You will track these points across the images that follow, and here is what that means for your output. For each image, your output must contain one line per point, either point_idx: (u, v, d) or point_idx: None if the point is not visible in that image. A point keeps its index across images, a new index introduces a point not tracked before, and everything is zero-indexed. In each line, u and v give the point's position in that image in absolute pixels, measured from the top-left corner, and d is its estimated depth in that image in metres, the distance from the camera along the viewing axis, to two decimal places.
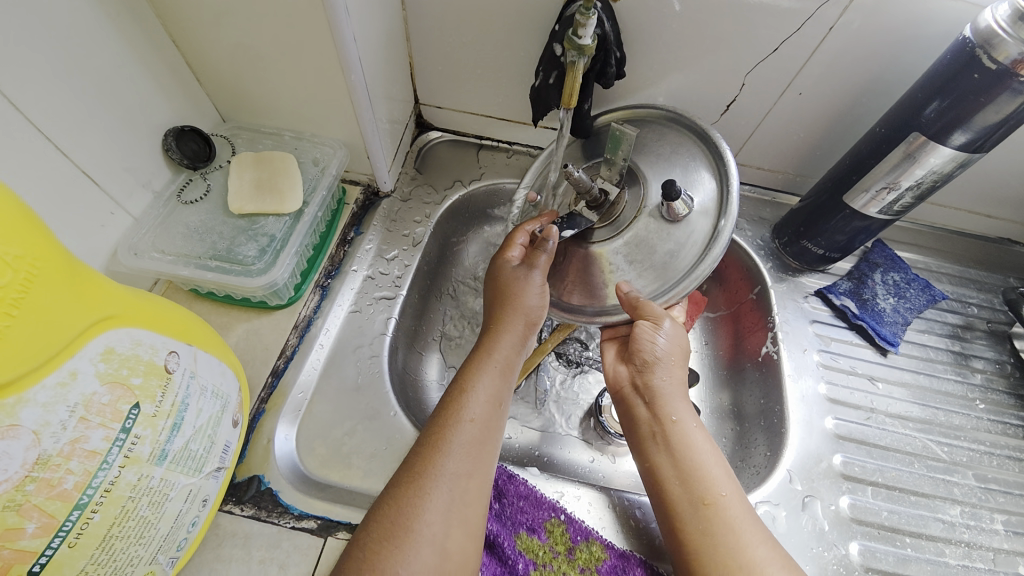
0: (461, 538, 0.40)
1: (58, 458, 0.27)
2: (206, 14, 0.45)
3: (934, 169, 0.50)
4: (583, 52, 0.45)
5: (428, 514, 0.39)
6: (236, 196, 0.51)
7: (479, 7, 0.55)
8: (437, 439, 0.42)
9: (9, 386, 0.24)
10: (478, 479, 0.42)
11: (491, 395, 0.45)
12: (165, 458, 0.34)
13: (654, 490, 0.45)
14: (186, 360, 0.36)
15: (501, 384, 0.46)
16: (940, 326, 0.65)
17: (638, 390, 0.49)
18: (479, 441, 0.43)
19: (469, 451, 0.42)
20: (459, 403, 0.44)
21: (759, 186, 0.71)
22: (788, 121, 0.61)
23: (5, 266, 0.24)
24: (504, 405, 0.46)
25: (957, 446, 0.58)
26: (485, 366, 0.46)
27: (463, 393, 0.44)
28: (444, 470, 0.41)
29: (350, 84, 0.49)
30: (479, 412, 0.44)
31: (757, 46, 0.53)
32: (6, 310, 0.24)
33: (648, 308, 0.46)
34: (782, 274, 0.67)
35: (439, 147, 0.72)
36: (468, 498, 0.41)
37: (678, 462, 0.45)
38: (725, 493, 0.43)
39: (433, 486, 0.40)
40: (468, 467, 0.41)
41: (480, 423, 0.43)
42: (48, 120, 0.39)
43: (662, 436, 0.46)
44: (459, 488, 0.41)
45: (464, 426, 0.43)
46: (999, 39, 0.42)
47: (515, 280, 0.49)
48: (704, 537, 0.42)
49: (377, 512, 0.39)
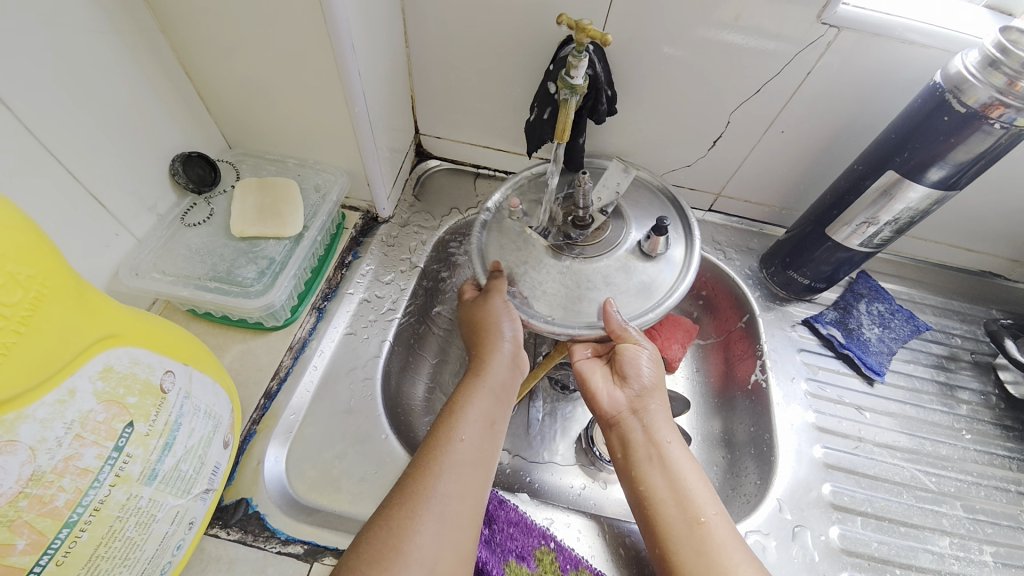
0: (450, 562, 0.39)
1: (51, 475, 0.27)
2: (218, 48, 0.47)
3: (911, 205, 0.53)
4: (575, 91, 0.48)
5: (419, 535, 0.39)
6: (238, 220, 0.53)
7: (478, 46, 0.58)
8: (431, 458, 0.43)
9: (12, 402, 0.25)
10: (470, 500, 0.42)
11: (483, 416, 0.47)
12: (155, 477, 0.34)
13: (647, 513, 0.45)
14: (181, 380, 0.36)
15: (493, 406, 0.48)
16: (925, 356, 0.67)
17: (635, 414, 0.49)
18: (473, 461, 0.44)
19: (464, 471, 0.43)
20: (453, 423, 0.46)
21: (747, 218, 0.74)
22: (772, 157, 0.64)
23: (17, 285, 0.25)
24: (499, 428, 0.48)
25: (946, 476, 0.59)
26: (477, 390, 0.49)
27: (456, 416, 0.46)
28: (438, 489, 0.41)
29: (353, 115, 0.51)
30: (470, 433, 0.45)
31: (740, 86, 0.56)
32: (14, 328, 0.25)
33: (630, 334, 0.50)
34: (770, 303, 0.69)
35: (437, 175, 0.74)
36: (461, 521, 0.41)
37: (672, 483, 0.45)
38: (717, 514, 0.44)
39: (427, 504, 0.40)
40: (460, 489, 0.42)
41: (473, 443, 0.45)
42: (61, 143, 0.41)
43: (654, 458, 0.47)
44: (451, 510, 0.41)
45: (456, 445, 0.44)
46: (969, 83, 0.45)
47: (485, 308, 0.53)
48: (700, 556, 0.41)
49: (366, 539, 0.39)
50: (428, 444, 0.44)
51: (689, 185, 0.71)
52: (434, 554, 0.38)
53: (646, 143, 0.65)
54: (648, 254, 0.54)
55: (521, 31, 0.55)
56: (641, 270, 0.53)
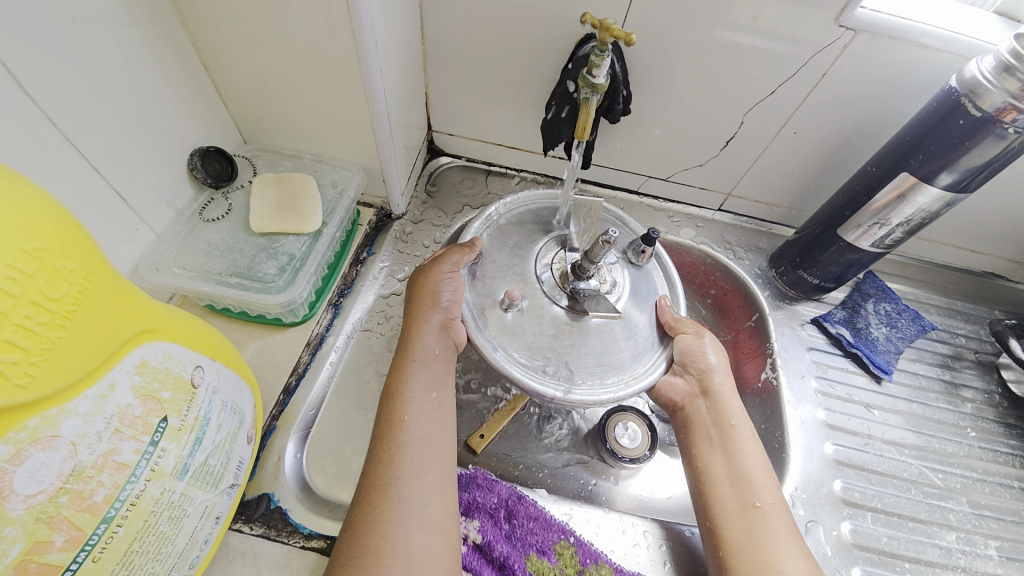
0: (427, 538, 0.40)
1: (91, 470, 0.27)
2: (239, 43, 0.47)
3: (923, 208, 0.53)
4: (596, 90, 0.48)
5: (385, 525, 0.39)
6: (258, 215, 0.53)
7: (495, 44, 0.58)
8: (384, 445, 0.43)
9: (57, 397, 0.25)
10: (433, 475, 0.42)
11: (425, 392, 0.46)
12: (187, 472, 0.34)
13: (701, 488, 0.46)
14: (210, 375, 0.36)
15: (431, 378, 0.46)
16: (930, 355, 0.68)
17: (699, 395, 0.50)
18: (423, 436, 0.44)
19: (416, 449, 0.43)
20: (397, 404, 0.45)
21: (756, 218, 0.75)
22: (783, 158, 0.64)
23: (62, 280, 0.25)
24: (445, 398, 0.47)
25: (952, 472, 0.60)
26: (409, 366, 0.46)
27: (396, 399, 0.45)
28: (393, 477, 0.41)
29: (372, 111, 0.51)
30: (415, 410, 0.44)
31: (756, 87, 0.57)
32: (59, 322, 0.25)
33: (687, 323, 0.51)
34: (779, 302, 0.70)
35: (449, 172, 0.74)
36: (427, 499, 0.41)
37: (733, 466, 0.46)
38: (773, 501, 0.44)
39: (388, 492, 0.41)
40: (418, 470, 0.42)
41: (421, 418, 0.44)
42: (83, 137, 0.41)
43: (719, 438, 0.47)
44: (413, 492, 0.41)
45: (403, 427, 0.43)
46: (983, 88, 0.46)
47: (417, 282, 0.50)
48: (750, 536, 0.43)
49: (343, 538, 0.39)
50: (380, 431, 0.44)
51: (700, 185, 0.71)
52: (409, 536, 0.39)
53: (659, 143, 0.66)
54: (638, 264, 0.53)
55: (538, 29, 0.55)
56: (644, 280, 0.53)
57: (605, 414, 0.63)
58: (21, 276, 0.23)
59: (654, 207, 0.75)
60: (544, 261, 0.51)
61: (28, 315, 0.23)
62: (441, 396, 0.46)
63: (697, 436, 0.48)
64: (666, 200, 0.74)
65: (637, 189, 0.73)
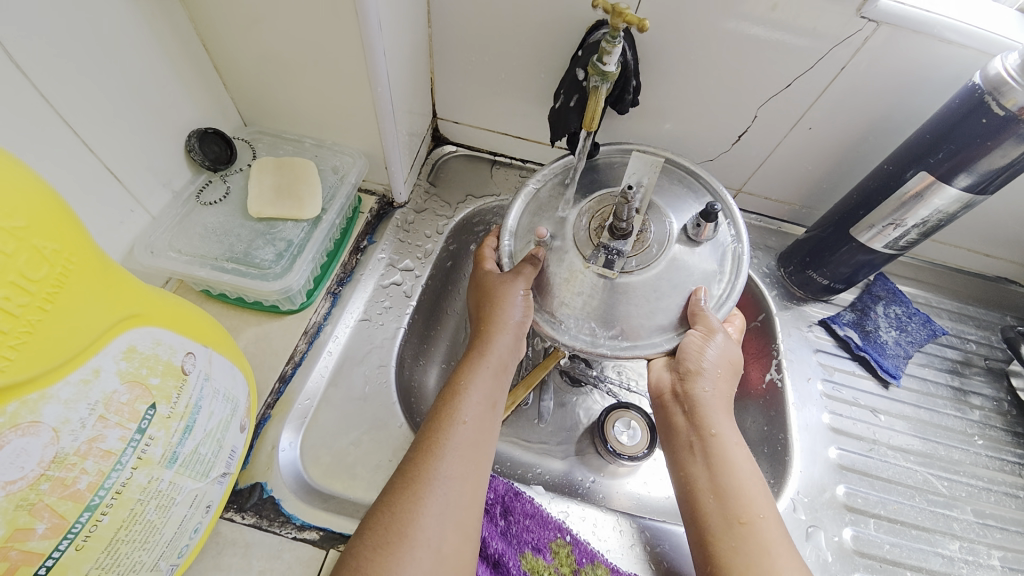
0: (457, 541, 0.38)
1: (74, 457, 0.26)
2: (239, 21, 0.46)
3: (940, 209, 0.52)
4: (606, 78, 0.46)
5: (423, 517, 0.38)
6: (256, 200, 0.51)
7: (503, 30, 0.57)
8: (436, 439, 0.42)
9: (38, 380, 0.24)
10: (474, 481, 0.41)
11: (485, 398, 0.45)
12: (175, 461, 0.33)
13: (685, 501, 0.45)
14: (201, 362, 0.35)
15: (494, 387, 0.46)
16: (939, 360, 0.66)
17: (678, 398, 0.48)
18: (474, 442, 0.42)
19: (467, 453, 0.41)
20: (455, 405, 0.44)
21: (765, 216, 0.73)
22: (796, 154, 0.62)
23: (43, 260, 0.24)
24: (500, 411, 0.46)
25: (957, 481, 0.59)
26: (477, 369, 0.46)
27: (454, 397, 0.44)
28: (438, 473, 0.40)
29: (375, 95, 0.50)
30: (473, 414, 0.44)
31: (770, 81, 0.55)
32: (40, 304, 0.24)
33: (704, 317, 0.47)
34: (787, 302, 0.68)
35: (453, 161, 0.73)
36: (463, 501, 0.40)
37: (716, 477, 0.44)
38: (760, 516, 0.42)
39: (429, 486, 0.39)
40: (462, 470, 0.41)
41: (476, 424, 0.43)
42: (76, 115, 0.39)
43: (704, 449, 0.45)
44: (454, 491, 0.40)
45: (459, 428, 0.42)
46: (1008, 86, 0.44)
47: (500, 284, 0.49)
48: (737, 553, 0.40)
49: (370, 524, 0.38)
50: (432, 425, 0.43)
51: None
52: (442, 532, 0.38)
53: (669, 137, 0.64)
54: (696, 240, 0.50)
55: (548, 14, 0.54)
56: (701, 259, 0.50)
57: (604, 411, 0.62)
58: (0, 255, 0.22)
59: None
60: (589, 212, 0.51)
61: (9, 296, 0.22)
62: (495, 406, 0.45)
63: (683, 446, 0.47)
64: None
65: None
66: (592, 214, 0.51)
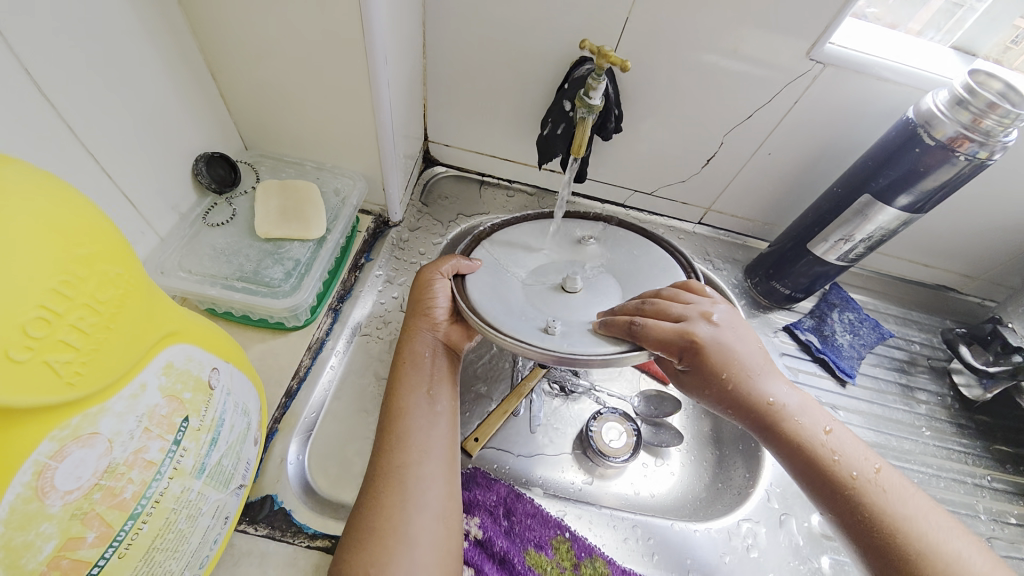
0: (434, 526, 0.40)
1: (123, 467, 0.28)
2: (250, 53, 0.49)
3: (882, 226, 0.59)
4: (592, 110, 0.52)
5: (392, 509, 0.40)
6: (263, 221, 0.53)
7: (493, 62, 0.61)
8: (385, 441, 0.43)
9: (103, 394, 0.26)
10: (435, 466, 0.43)
11: (422, 389, 0.46)
12: (203, 471, 0.35)
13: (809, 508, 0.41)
14: (224, 377, 0.37)
15: (432, 378, 0.47)
16: (888, 360, 0.74)
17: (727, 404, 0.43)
18: (430, 427, 0.44)
19: (416, 442, 0.43)
20: (396, 402, 0.45)
21: (732, 232, 0.80)
22: (759, 176, 0.69)
23: (109, 283, 0.25)
24: (445, 395, 0.47)
25: (909, 468, 0.66)
26: (411, 365, 0.47)
27: (395, 398, 0.45)
28: (394, 467, 0.42)
29: (378, 122, 0.53)
30: (413, 407, 0.44)
31: (735, 111, 0.61)
32: (105, 324, 0.25)
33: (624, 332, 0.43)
34: (753, 311, 0.75)
35: (443, 182, 0.77)
36: (430, 487, 0.42)
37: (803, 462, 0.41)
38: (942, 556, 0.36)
39: (392, 478, 0.41)
40: (415, 459, 0.42)
41: (419, 414, 0.44)
42: (97, 142, 0.41)
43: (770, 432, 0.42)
44: (419, 480, 0.41)
45: (400, 423, 0.44)
46: (939, 119, 0.51)
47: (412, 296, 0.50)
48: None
49: (353, 523, 0.40)
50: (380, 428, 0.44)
51: (682, 200, 0.76)
52: (415, 520, 0.40)
53: (647, 161, 0.70)
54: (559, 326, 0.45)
55: (536, 49, 0.59)
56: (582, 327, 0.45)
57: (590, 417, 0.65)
58: (75, 279, 0.23)
59: (640, 219, 0.79)
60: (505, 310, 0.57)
61: (80, 317, 0.24)
62: (438, 392, 0.46)
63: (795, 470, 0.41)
64: (651, 213, 0.79)
65: (623, 203, 0.77)
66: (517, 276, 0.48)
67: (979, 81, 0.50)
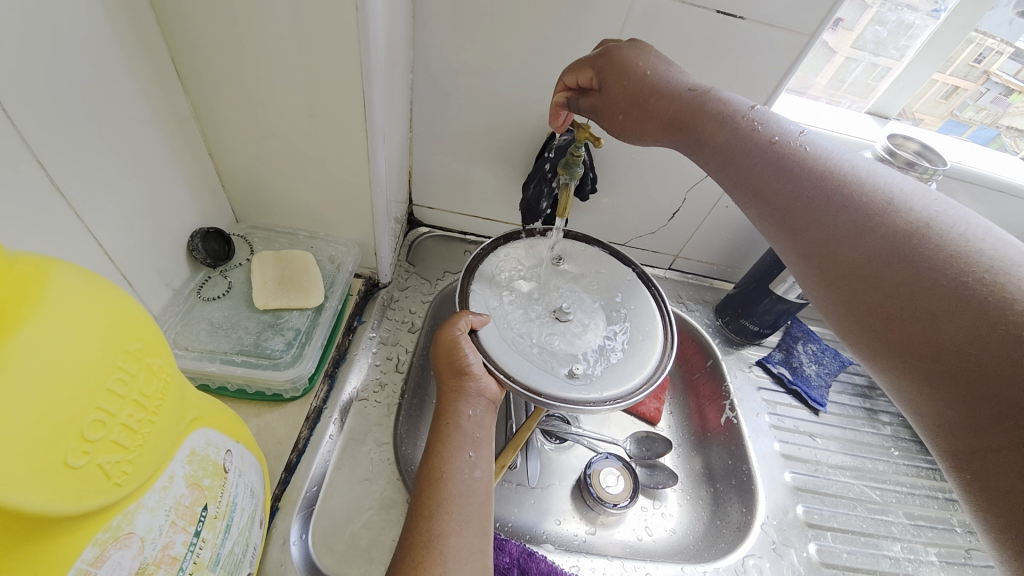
0: None
1: (151, 567, 0.27)
2: (251, 135, 0.51)
3: None
4: (573, 175, 0.57)
5: None
6: (262, 293, 0.54)
7: (476, 134, 0.66)
8: (426, 505, 0.40)
9: (141, 488, 0.26)
10: (473, 532, 0.40)
11: (463, 449, 0.44)
12: (218, 563, 0.33)
13: (840, 285, 0.35)
14: (236, 458, 0.37)
15: (474, 438, 0.45)
16: (851, 386, 0.80)
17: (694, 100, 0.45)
18: (469, 494, 0.42)
19: (457, 507, 0.40)
20: (438, 462, 0.43)
21: (700, 275, 0.86)
22: (719, 226, 0.77)
23: (154, 375, 0.26)
24: (486, 456, 0.45)
25: (886, 489, 0.70)
26: (451, 425, 0.45)
27: (435, 457, 0.43)
28: (434, 533, 0.39)
29: (374, 193, 0.55)
30: (453, 467, 0.42)
31: (694, 171, 0.69)
32: (150, 416, 0.26)
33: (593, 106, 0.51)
34: (728, 348, 0.80)
35: (428, 242, 0.80)
36: (464, 556, 0.38)
37: (828, 223, 0.37)
38: None
39: (430, 547, 0.38)
40: (456, 525, 0.39)
41: (461, 475, 0.42)
42: (100, 227, 0.42)
43: (800, 195, 0.39)
44: (456, 548, 0.38)
45: (441, 485, 0.41)
46: None
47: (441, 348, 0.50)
48: (920, 348, 0.30)
49: None
50: (421, 492, 0.41)
51: (652, 248, 0.82)
52: None
53: (619, 215, 0.76)
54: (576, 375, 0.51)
55: (515, 122, 0.65)
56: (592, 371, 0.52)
57: (587, 462, 0.67)
58: (128, 376, 0.24)
59: None
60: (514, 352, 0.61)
61: (130, 414, 0.24)
62: (478, 455, 0.44)
63: (803, 240, 0.38)
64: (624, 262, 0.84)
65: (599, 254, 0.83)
66: (534, 332, 0.55)
67: (898, 142, 0.60)
